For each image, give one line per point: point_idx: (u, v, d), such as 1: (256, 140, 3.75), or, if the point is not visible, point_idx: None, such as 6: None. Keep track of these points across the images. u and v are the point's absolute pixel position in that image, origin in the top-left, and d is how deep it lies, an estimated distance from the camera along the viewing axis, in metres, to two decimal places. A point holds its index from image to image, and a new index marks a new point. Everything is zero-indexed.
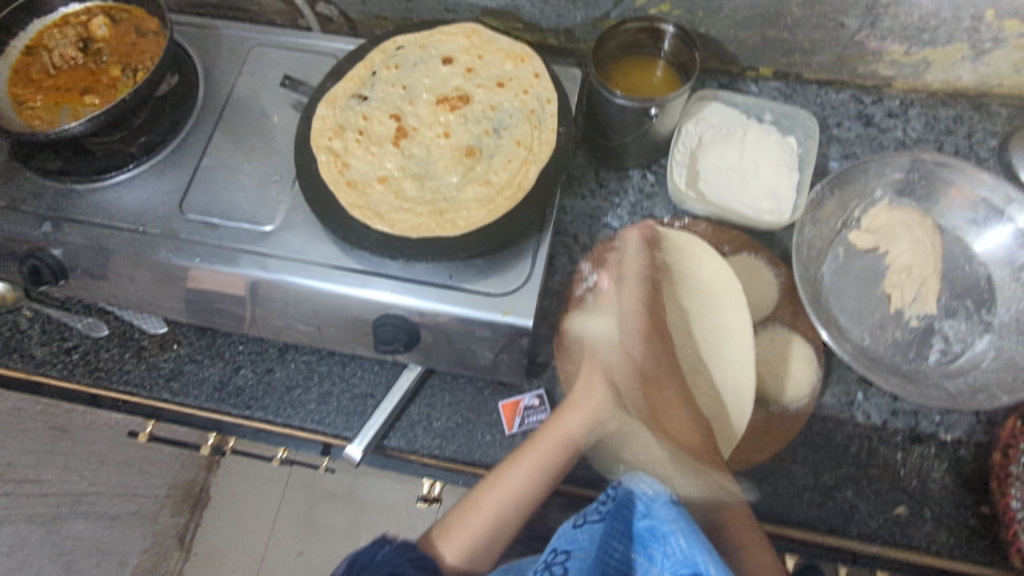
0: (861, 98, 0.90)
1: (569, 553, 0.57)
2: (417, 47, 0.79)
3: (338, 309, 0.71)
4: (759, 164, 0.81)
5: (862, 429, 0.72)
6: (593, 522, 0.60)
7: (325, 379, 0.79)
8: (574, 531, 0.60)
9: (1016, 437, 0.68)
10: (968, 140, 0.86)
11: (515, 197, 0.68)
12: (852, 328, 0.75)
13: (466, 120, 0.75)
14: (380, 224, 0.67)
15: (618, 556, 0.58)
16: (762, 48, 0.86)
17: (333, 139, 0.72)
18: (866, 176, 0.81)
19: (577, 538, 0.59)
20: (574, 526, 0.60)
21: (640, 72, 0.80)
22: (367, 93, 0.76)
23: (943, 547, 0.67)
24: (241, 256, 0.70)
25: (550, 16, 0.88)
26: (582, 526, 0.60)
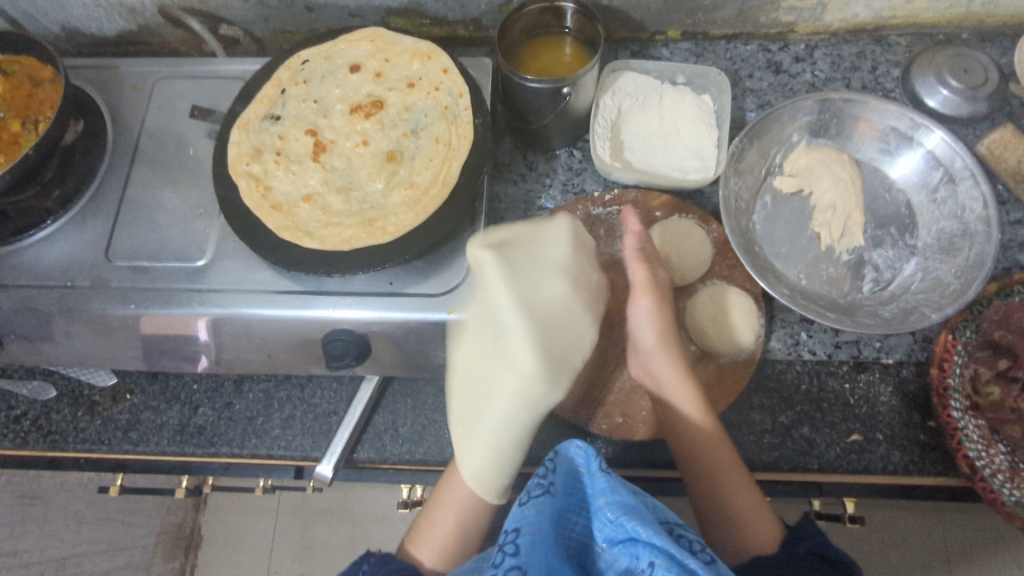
0: (768, 47, 0.92)
1: (518, 530, 0.51)
2: (322, 58, 0.77)
3: (285, 333, 0.70)
4: (679, 127, 0.83)
5: (809, 365, 0.75)
6: (539, 496, 0.54)
7: (286, 404, 0.79)
8: (520, 509, 0.53)
9: (949, 350, 0.70)
10: (873, 73, 0.89)
11: (441, 195, 0.68)
12: (788, 271, 0.77)
13: (383, 125, 0.74)
14: (311, 242, 0.66)
15: (580, 529, 0.55)
16: (667, 12, 0.88)
17: (250, 164, 0.71)
18: (783, 122, 0.83)
19: (525, 514, 0.53)
20: (518, 503, 0.54)
21: (550, 51, 0.81)
22: (279, 112, 0.75)
23: (899, 466, 0.70)
24: (177, 295, 0.70)
25: (455, 8, 0.88)
26: (528, 501, 0.54)
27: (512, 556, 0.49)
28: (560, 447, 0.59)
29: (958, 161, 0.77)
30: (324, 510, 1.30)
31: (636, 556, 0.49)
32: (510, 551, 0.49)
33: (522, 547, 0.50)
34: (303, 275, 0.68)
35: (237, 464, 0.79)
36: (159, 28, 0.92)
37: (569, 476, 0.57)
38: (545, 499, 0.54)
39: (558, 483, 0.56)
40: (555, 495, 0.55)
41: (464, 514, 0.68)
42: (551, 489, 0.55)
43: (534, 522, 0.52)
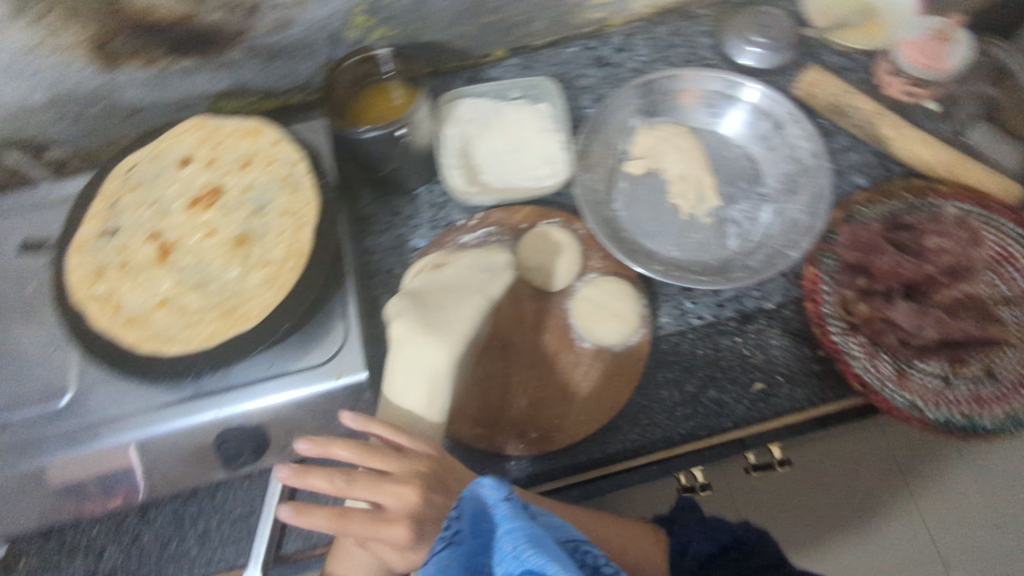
0: (590, 45, 0.96)
1: None
2: (150, 160, 0.75)
3: (174, 447, 0.67)
4: (523, 139, 0.85)
5: (701, 329, 0.77)
6: (441, 550, 0.49)
7: (198, 519, 0.74)
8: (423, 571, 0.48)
9: (815, 282, 0.75)
10: (690, 46, 0.95)
11: (297, 265, 0.67)
12: (658, 247, 0.80)
13: (226, 210, 0.72)
14: (174, 347, 0.64)
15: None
16: (486, 34, 0.91)
17: (95, 285, 0.68)
18: (618, 111, 0.87)
19: None
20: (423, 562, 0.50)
21: (380, 99, 0.81)
22: (115, 224, 0.72)
23: (804, 400, 0.73)
24: (47, 440, 0.65)
25: (279, 78, 0.88)
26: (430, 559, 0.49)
27: None
28: (465, 489, 0.53)
29: (778, 109, 0.84)
30: None
31: None
32: None
33: None
34: (177, 383, 0.65)
35: None
36: None
37: (476, 514, 0.51)
38: (448, 553, 0.49)
39: (464, 529, 0.51)
40: (459, 545, 0.50)
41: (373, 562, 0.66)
42: (455, 540, 0.50)
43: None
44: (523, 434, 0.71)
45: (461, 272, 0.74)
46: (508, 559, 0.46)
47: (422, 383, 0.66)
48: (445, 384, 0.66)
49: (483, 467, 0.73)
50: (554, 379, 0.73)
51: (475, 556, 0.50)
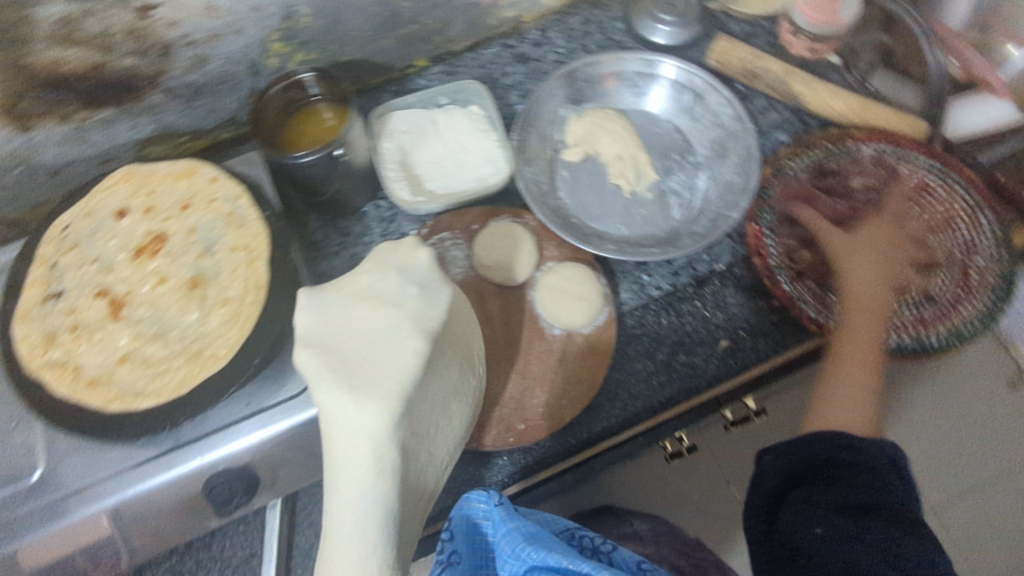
0: (508, 44, 0.98)
1: None
2: (83, 216, 0.73)
3: (160, 504, 0.66)
4: (461, 142, 0.86)
5: (662, 299, 0.80)
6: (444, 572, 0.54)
7: (197, 572, 0.73)
8: None
9: (760, 238, 0.80)
10: (604, 32, 0.98)
11: (258, 298, 0.67)
12: (607, 227, 0.83)
13: (173, 256, 0.71)
14: (144, 402, 0.63)
15: None
16: (406, 46, 0.92)
17: (48, 352, 0.65)
18: (547, 104, 0.90)
19: None
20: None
21: (311, 123, 0.82)
22: (58, 288, 0.69)
23: (767, 350, 0.77)
24: (23, 520, 0.63)
25: (204, 116, 0.86)
26: None
27: None
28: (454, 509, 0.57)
29: (696, 79, 0.88)
30: None
31: None
32: None
33: None
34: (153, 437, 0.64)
35: None
36: None
37: (468, 532, 0.57)
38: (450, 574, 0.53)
39: (460, 545, 0.55)
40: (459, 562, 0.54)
41: None
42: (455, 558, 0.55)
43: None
44: (510, 428, 0.72)
45: (385, 302, 0.60)
46: (507, 562, 0.50)
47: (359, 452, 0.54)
48: (388, 447, 0.55)
49: (477, 466, 0.73)
50: (532, 369, 0.75)
51: (476, 569, 0.54)
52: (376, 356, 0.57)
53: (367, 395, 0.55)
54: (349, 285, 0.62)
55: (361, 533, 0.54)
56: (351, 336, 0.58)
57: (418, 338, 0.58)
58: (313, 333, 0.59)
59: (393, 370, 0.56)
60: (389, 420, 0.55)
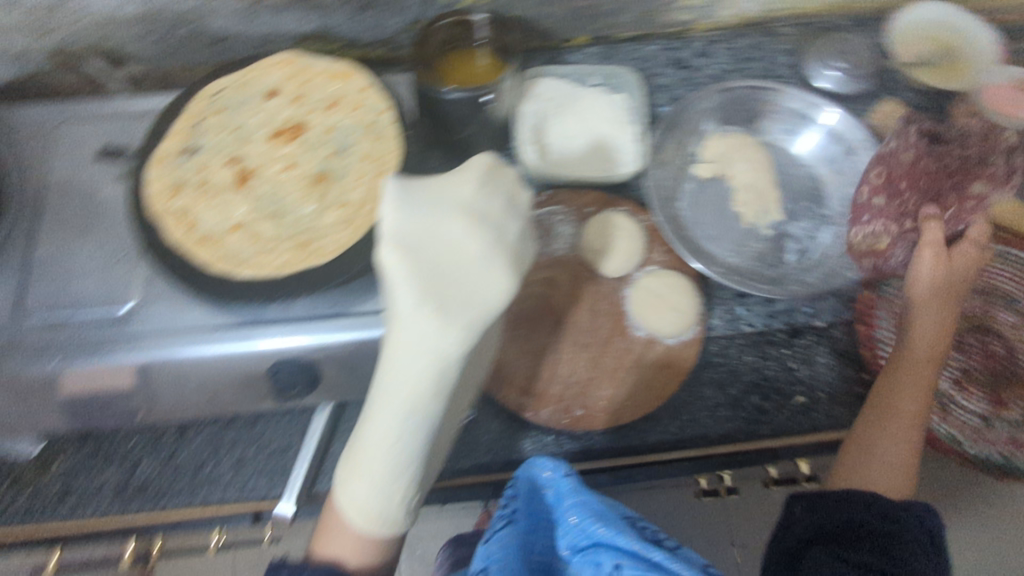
0: (671, 45, 0.97)
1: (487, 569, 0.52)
2: (237, 87, 0.76)
3: (225, 372, 0.67)
4: (599, 125, 0.85)
5: (752, 337, 0.78)
6: (502, 530, 0.56)
7: (236, 446, 0.76)
8: (486, 547, 0.54)
9: (871, 307, 0.79)
10: (769, 61, 0.96)
11: (375, 209, 0.68)
12: (718, 250, 0.81)
13: (307, 147, 0.73)
14: (245, 271, 0.65)
15: (540, 547, 0.57)
16: (573, 19, 0.92)
17: (173, 199, 0.69)
18: (694, 113, 0.88)
19: (490, 552, 0.54)
20: (483, 542, 0.55)
21: (466, 64, 0.83)
22: (197, 144, 0.73)
23: (843, 419, 0.75)
24: (105, 344, 0.66)
25: (367, 30, 0.88)
26: (490, 539, 0.55)
27: None
28: (521, 470, 0.59)
29: (853, 134, 0.84)
30: None
31: (597, 563, 0.49)
32: None
33: None
34: (238, 306, 0.66)
35: (188, 518, 0.74)
36: (55, 73, 0.87)
37: (530, 495, 0.58)
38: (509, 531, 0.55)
39: (521, 507, 0.58)
40: (518, 522, 0.57)
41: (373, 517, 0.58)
42: (514, 518, 0.57)
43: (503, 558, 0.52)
44: (567, 411, 0.72)
45: (483, 223, 0.57)
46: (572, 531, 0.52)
47: (421, 367, 0.54)
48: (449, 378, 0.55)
49: (522, 437, 0.74)
50: (605, 362, 0.74)
51: (530, 534, 0.57)
52: (465, 282, 0.55)
53: (451, 322, 0.53)
54: (448, 188, 0.59)
55: (402, 450, 0.57)
56: (443, 247, 0.56)
57: (509, 273, 0.55)
58: (401, 231, 0.56)
59: (480, 300, 0.54)
60: (461, 352, 0.54)
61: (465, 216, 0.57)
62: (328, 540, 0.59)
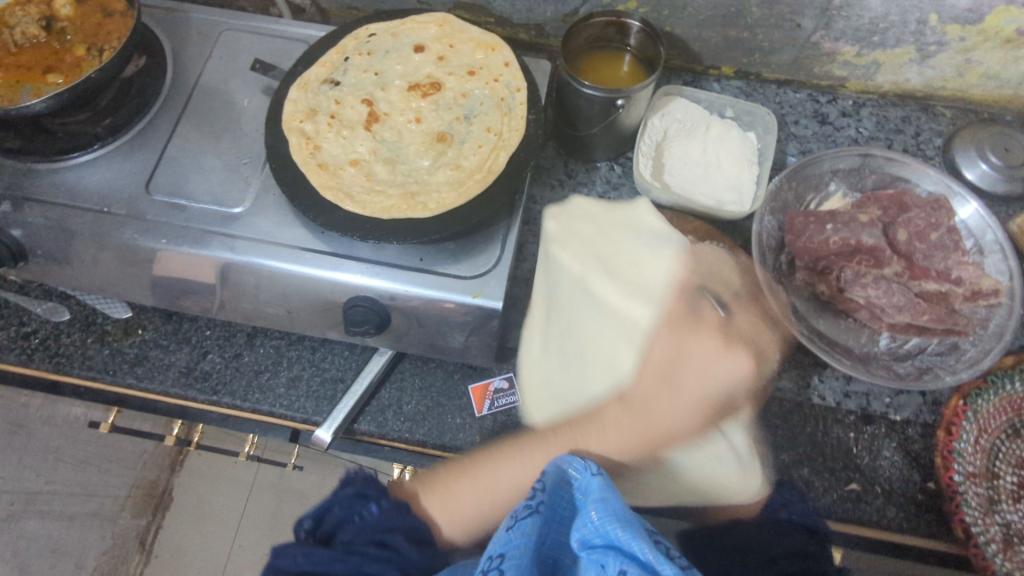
0: (817, 98, 0.94)
1: (503, 556, 0.50)
2: (389, 35, 0.79)
3: (306, 293, 0.71)
4: (722, 158, 0.83)
5: (818, 409, 0.75)
6: (524, 517, 0.53)
7: (295, 364, 0.79)
8: (506, 533, 0.52)
9: (959, 415, 0.72)
10: (916, 138, 0.91)
11: (485, 179, 0.69)
12: (808, 313, 0.77)
13: (438, 106, 0.76)
14: (351, 205, 0.67)
15: (550, 541, 0.57)
16: (724, 47, 0.90)
17: (305, 122, 0.73)
18: (822, 169, 0.85)
19: (510, 538, 0.52)
20: (504, 526, 0.53)
21: (608, 66, 0.83)
22: (339, 78, 0.76)
23: (893, 521, 0.70)
24: (210, 238, 0.70)
25: (521, 11, 0.90)
26: (514, 524, 0.53)
27: None
28: (552, 462, 0.59)
29: (988, 234, 0.79)
30: (300, 493, 1.43)
31: (607, 562, 0.50)
32: None
33: (507, 575, 0.49)
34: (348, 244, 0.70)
35: (235, 416, 0.79)
36: None
37: (554, 487, 0.57)
38: (531, 520, 0.53)
39: (544, 498, 0.56)
40: (540, 513, 0.55)
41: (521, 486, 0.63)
42: (537, 509, 0.55)
43: (521, 544, 0.52)
44: None
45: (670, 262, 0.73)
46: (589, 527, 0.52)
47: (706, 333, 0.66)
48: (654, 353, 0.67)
49: None
50: None
51: (546, 524, 0.56)
52: (665, 274, 0.72)
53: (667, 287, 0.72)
54: (592, 211, 0.81)
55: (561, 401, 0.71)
56: (620, 250, 0.75)
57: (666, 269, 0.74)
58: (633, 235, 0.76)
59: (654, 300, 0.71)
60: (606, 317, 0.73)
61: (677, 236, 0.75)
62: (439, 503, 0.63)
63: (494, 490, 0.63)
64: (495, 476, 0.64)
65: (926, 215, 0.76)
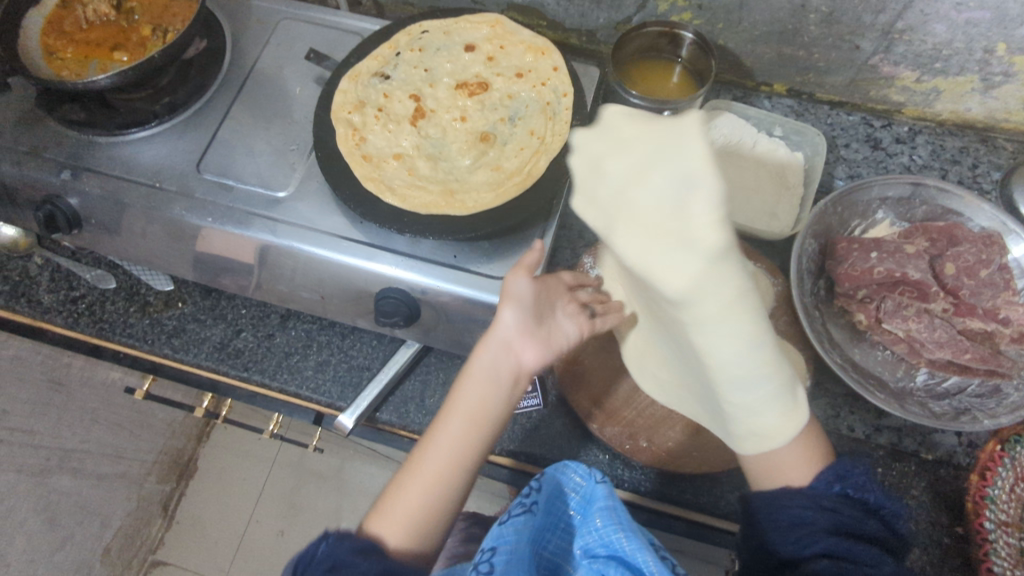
0: (870, 122, 0.92)
1: (495, 549, 0.54)
2: (441, 32, 0.80)
3: (340, 280, 0.72)
4: (766, 176, 0.82)
5: (846, 441, 0.73)
6: (519, 515, 0.57)
7: (323, 349, 0.81)
8: (499, 529, 0.56)
9: (994, 460, 0.69)
10: (972, 170, 0.88)
11: (524, 183, 0.70)
12: (843, 341, 0.76)
13: (483, 106, 0.77)
14: (390, 198, 0.68)
15: (551, 547, 0.60)
16: (778, 65, 0.89)
17: (352, 113, 0.74)
18: (870, 196, 0.82)
19: (503, 534, 0.55)
20: (498, 523, 0.57)
21: (657, 76, 0.82)
22: (389, 72, 0.78)
23: (916, 563, 0.68)
24: (253, 219, 0.72)
25: (573, 16, 0.90)
26: (507, 521, 0.57)
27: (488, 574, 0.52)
28: (551, 468, 0.62)
29: None
30: (319, 474, 1.46)
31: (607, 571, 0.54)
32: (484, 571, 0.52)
33: (497, 568, 0.52)
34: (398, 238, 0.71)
35: (263, 394, 0.81)
36: None
37: (553, 494, 0.61)
38: (525, 518, 0.57)
39: (542, 502, 0.59)
40: (535, 514, 0.58)
41: (445, 470, 0.58)
42: (533, 509, 0.58)
43: (513, 540, 0.55)
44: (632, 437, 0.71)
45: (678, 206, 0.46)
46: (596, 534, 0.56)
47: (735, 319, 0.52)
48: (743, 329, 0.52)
49: (579, 443, 0.75)
50: None
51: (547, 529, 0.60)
52: (657, 274, 0.50)
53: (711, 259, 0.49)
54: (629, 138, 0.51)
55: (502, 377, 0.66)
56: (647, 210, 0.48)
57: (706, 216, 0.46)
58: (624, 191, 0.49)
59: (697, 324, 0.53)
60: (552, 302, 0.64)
61: (709, 177, 0.45)
62: (386, 523, 0.57)
63: (434, 478, 0.58)
64: (408, 492, 0.58)
65: (976, 252, 0.73)
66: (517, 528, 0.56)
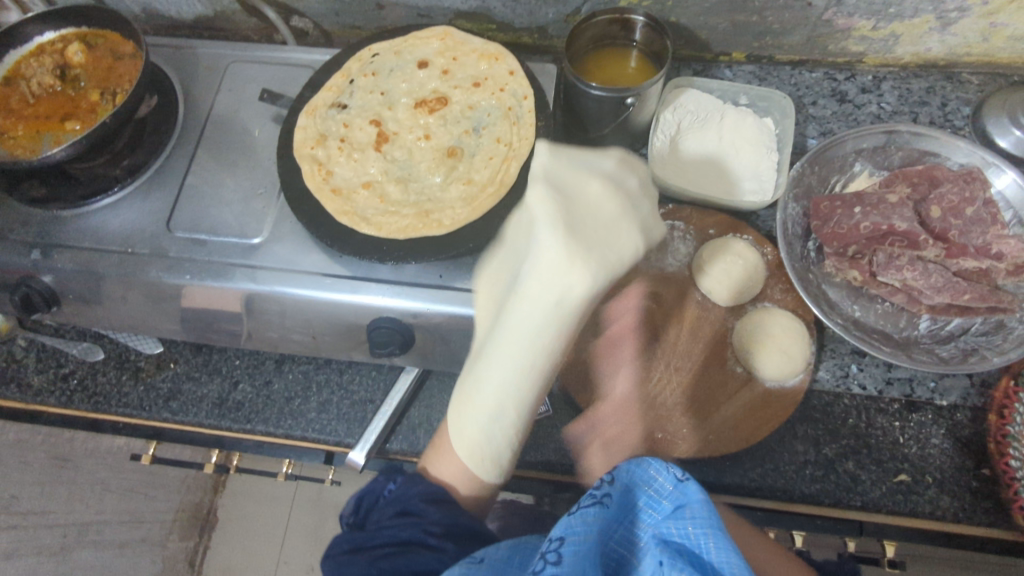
0: (834, 76, 0.91)
1: (563, 539, 0.48)
2: (392, 53, 0.79)
3: (328, 317, 0.71)
4: (738, 147, 0.81)
5: (858, 399, 0.73)
6: (591, 506, 0.52)
7: (324, 388, 0.80)
8: (569, 519, 0.50)
9: (1011, 398, 0.69)
10: (942, 109, 0.88)
11: (498, 193, 0.69)
12: (840, 300, 0.75)
13: (445, 121, 0.76)
14: (367, 228, 0.67)
15: (618, 538, 0.53)
16: (734, 33, 0.88)
17: (315, 148, 0.73)
18: (845, 151, 0.82)
19: (573, 524, 0.50)
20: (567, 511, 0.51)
21: (614, 64, 0.81)
22: (346, 101, 0.77)
23: (948, 512, 0.67)
24: (232, 270, 0.71)
25: (522, 15, 0.89)
26: (577, 511, 0.51)
27: (554, 566, 0.46)
28: (631, 464, 0.56)
29: None
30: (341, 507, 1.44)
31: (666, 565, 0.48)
32: (552, 560, 0.47)
33: (566, 558, 0.47)
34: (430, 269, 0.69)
35: (270, 442, 0.80)
36: (234, 15, 0.95)
37: (626, 488, 0.55)
38: (596, 511, 0.51)
39: (613, 495, 0.54)
40: (607, 507, 0.53)
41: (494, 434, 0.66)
42: (604, 501, 0.53)
43: (582, 533, 0.49)
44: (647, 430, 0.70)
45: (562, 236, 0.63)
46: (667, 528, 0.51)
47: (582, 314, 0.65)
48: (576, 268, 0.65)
49: None
50: (698, 390, 0.71)
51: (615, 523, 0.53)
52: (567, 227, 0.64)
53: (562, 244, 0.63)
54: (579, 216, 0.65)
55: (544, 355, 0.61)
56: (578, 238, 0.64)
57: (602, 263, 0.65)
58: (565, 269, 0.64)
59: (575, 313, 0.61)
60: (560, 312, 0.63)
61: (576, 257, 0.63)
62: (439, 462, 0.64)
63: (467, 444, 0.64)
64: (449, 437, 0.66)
65: (959, 190, 0.73)
66: (585, 519, 0.50)
